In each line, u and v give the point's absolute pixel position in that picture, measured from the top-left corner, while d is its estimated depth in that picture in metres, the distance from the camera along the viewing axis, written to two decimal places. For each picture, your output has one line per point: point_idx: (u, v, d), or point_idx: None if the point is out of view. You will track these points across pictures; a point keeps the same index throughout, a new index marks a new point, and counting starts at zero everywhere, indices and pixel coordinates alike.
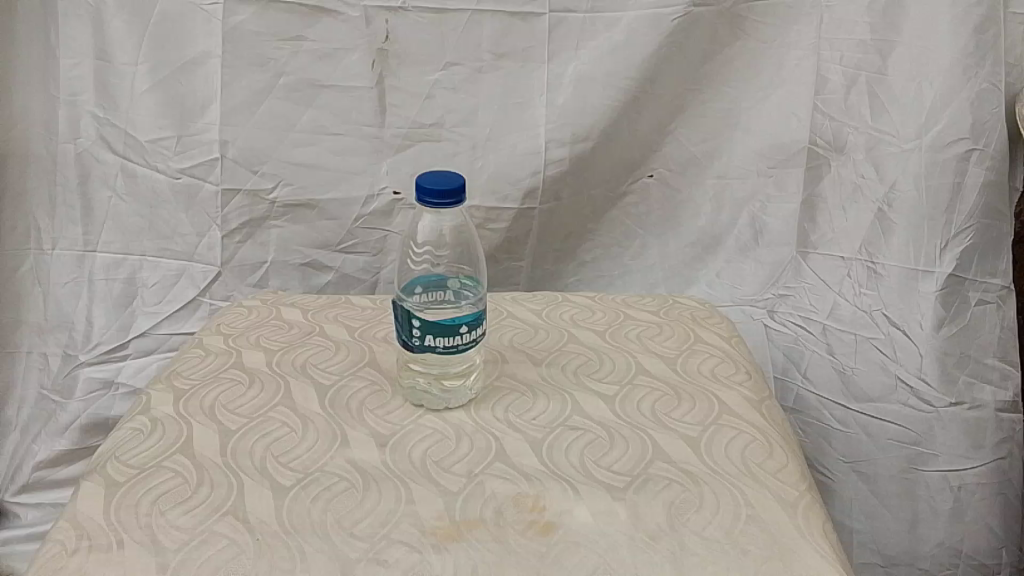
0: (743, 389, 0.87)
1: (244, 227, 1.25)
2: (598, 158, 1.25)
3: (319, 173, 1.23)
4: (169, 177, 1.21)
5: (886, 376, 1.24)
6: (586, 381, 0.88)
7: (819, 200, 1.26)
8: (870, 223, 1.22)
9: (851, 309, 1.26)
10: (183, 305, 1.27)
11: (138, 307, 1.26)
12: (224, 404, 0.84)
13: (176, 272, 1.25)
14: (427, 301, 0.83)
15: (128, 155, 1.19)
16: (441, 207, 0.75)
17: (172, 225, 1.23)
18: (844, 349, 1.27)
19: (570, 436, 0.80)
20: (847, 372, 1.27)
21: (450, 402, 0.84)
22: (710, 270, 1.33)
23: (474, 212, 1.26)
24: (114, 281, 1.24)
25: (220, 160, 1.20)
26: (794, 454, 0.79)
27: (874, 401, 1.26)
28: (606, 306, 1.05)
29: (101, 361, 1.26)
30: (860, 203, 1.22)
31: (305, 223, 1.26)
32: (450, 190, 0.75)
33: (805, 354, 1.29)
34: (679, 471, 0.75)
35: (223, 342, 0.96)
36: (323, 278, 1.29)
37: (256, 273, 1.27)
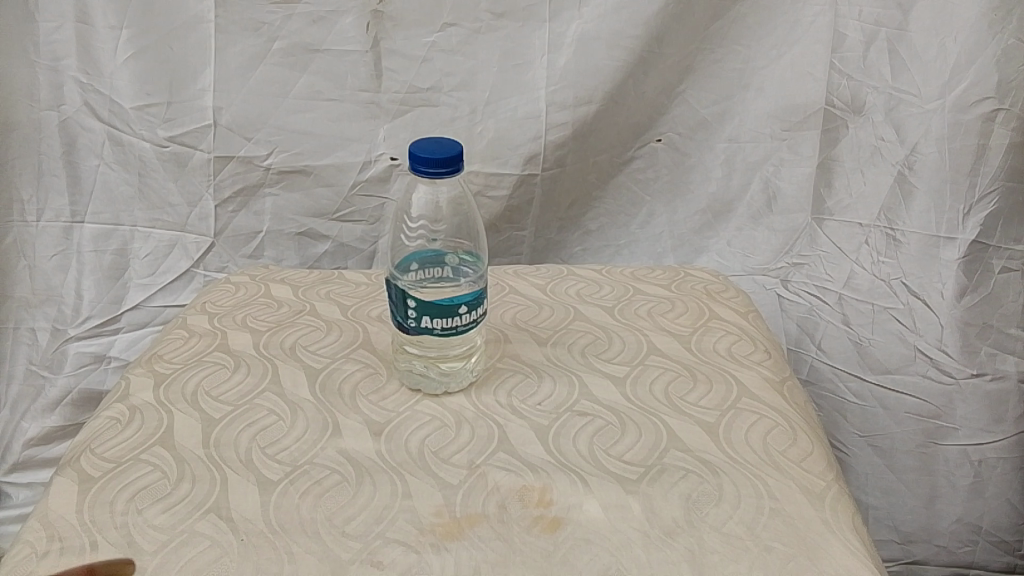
0: (762, 369, 0.81)
1: (237, 197, 1.19)
2: (603, 122, 1.18)
3: (312, 139, 1.16)
4: (156, 145, 1.14)
5: (904, 347, 1.20)
6: (595, 362, 0.83)
7: (836, 162, 1.18)
8: (889, 188, 1.15)
9: (869, 278, 1.20)
10: (176, 277, 1.22)
11: (130, 279, 1.21)
12: (207, 391, 0.78)
13: (169, 243, 1.20)
14: (424, 278, 0.77)
15: (114, 124, 1.13)
16: (436, 178, 0.69)
17: (162, 195, 1.17)
18: (861, 320, 1.22)
19: (578, 423, 0.74)
20: (865, 344, 1.22)
21: (450, 384, 0.78)
22: (720, 238, 1.26)
23: (473, 178, 1.20)
24: (103, 253, 1.19)
25: (213, 128, 1.14)
26: (819, 439, 0.74)
27: (890, 372, 1.22)
28: (613, 280, 0.99)
29: (91, 336, 1.21)
30: (878, 166, 1.15)
31: (300, 191, 1.19)
32: (445, 159, 0.69)
33: (820, 324, 1.24)
34: (696, 460, 0.70)
35: (208, 322, 0.90)
36: (320, 248, 1.24)
37: (251, 244, 1.22)
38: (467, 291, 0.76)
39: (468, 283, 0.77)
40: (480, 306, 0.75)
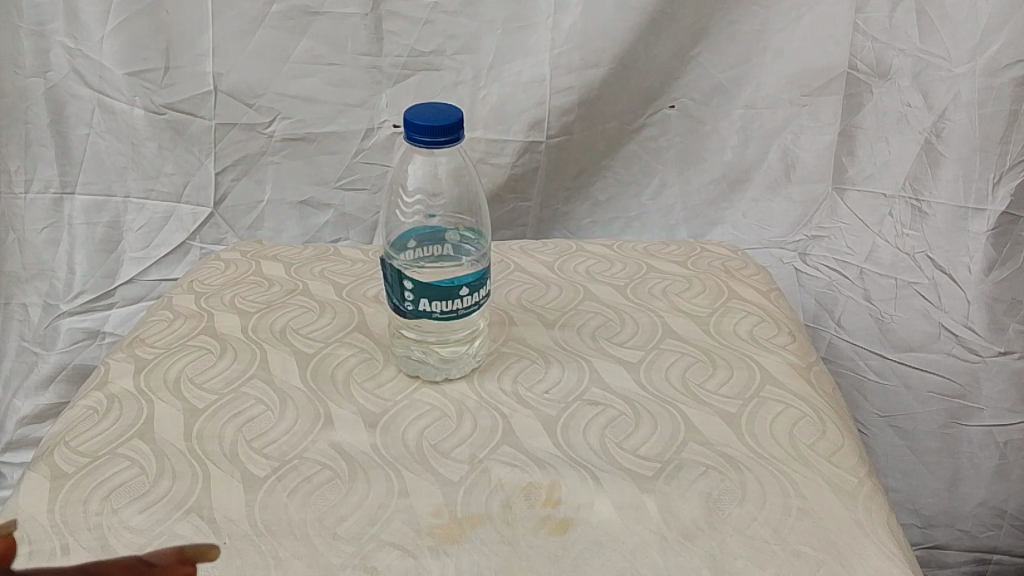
0: (786, 354, 0.75)
1: (238, 165, 1.13)
2: (611, 88, 1.11)
3: (317, 105, 1.10)
4: (151, 113, 1.08)
5: (929, 324, 1.14)
6: (606, 346, 0.77)
7: (857, 130, 1.11)
8: (915, 156, 1.08)
9: (892, 251, 1.13)
10: (172, 250, 1.17)
11: (124, 252, 1.16)
12: (191, 378, 0.73)
13: (164, 215, 1.15)
14: (422, 257, 0.72)
15: (106, 90, 1.06)
16: (435, 146, 0.63)
17: (156, 164, 1.11)
18: (883, 295, 1.15)
19: (588, 413, 0.69)
20: (886, 320, 1.16)
21: (452, 370, 0.73)
22: (736, 210, 1.20)
23: (475, 145, 1.13)
24: (95, 225, 1.13)
25: (214, 94, 1.08)
26: (848, 431, 0.68)
27: (912, 350, 1.16)
28: (625, 256, 0.93)
29: (85, 311, 1.17)
30: (904, 133, 1.08)
31: (303, 159, 1.14)
32: (445, 127, 0.63)
33: (839, 300, 1.18)
34: (716, 454, 0.64)
35: (193, 302, 0.85)
36: (321, 219, 1.18)
37: (250, 215, 1.17)
38: (468, 272, 0.71)
39: (470, 263, 0.71)
40: (483, 288, 0.70)
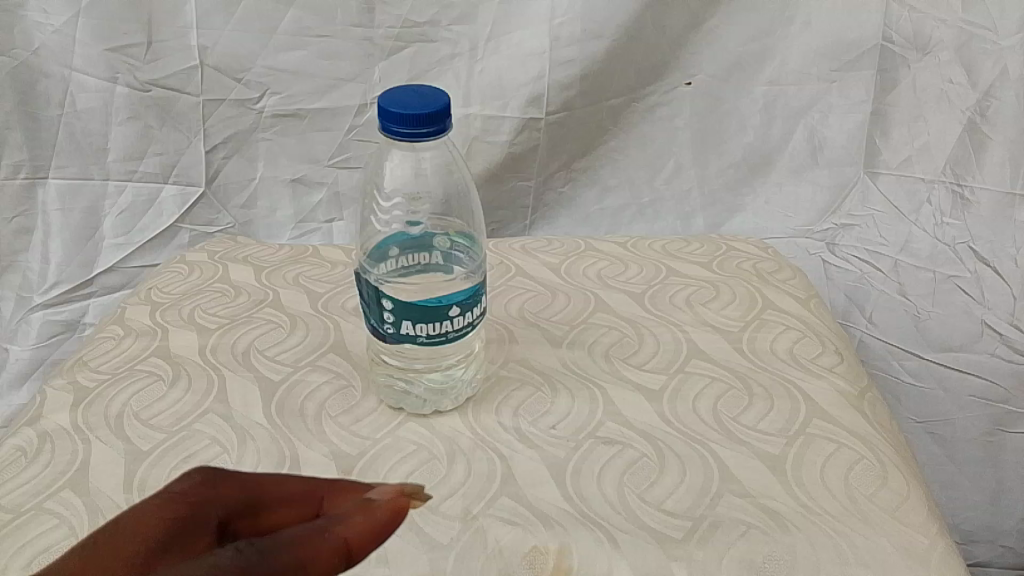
0: (835, 379, 0.64)
1: (229, 142, 1.02)
2: (618, 61, 1.00)
3: (305, 80, 0.99)
4: (136, 90, 0.97)
5: (970, 322, 1.01)
6: (622, 369, 0.66)
7: (890, 110, 1.00)
8: (957, 138, 0.97)
9: (930, 242, 1.02)
10: (159, 233, 1.05)
11: (104, 238, 1.04)
12: (137, 413, 0.62)
13: (148, 199, 1.03)
14: (404, 269, 0.60)
15: (81, 66, 0.96)
16: (418, 139, 0.52)
17: (138, 145, 1.00)
18: (920, 290, 1.02)
19: (603, 454, 0.58)
20: (923, 318, 1.02)
21: (438, 404, 0.62)
22: (757, 196, 1.08)
23: (471, 122, 1.02)
24: (72, 211, 1.02)
25: (200, 69, 0.97)
26: (912, 477, 0.57)
27: (953, 350, 1.02)
28: (643, 257, 0.82)
29: (60, 303, 1.05)
30: (945, 113, 0.97)
31: (295, 135, 1.02)
32: (428, 115, 0.52)
33: (871, 294, 1.04)
34: (759, 509, 0.54)
35: (147, 317, 0.74)
36: (315, 197, 1.06)
37: (243, 193, 1.05)
38: (460, 288, 0.60)
39: (462, 277, 0.60)
40: (477, 307, 0.59)
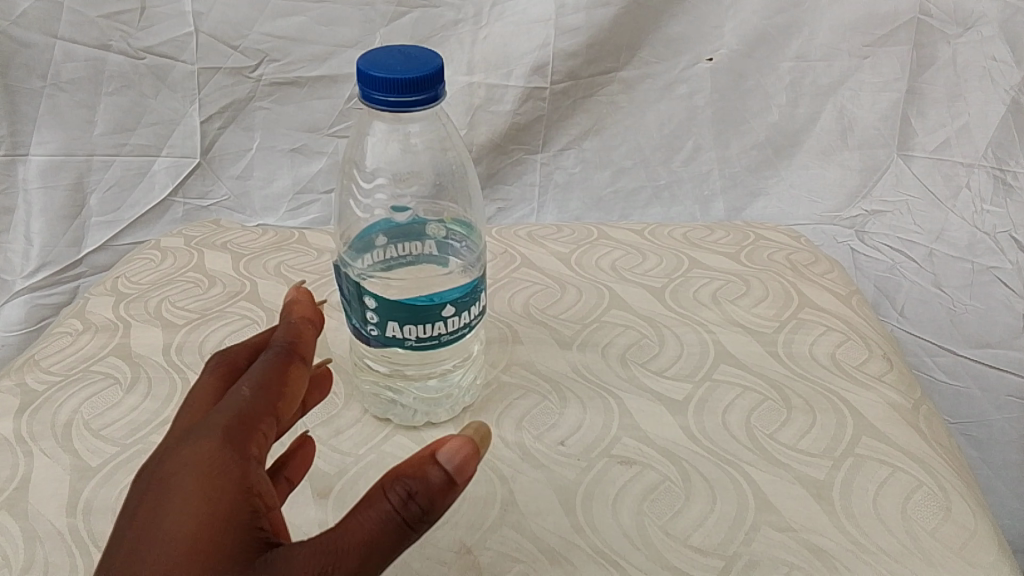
0: (885, 389, 0.56)
1: (225, 111, 0.95)
2: (631, 30, 0.92)
3: (304, 46, 0.92)
4: (131, 58, 0.91)
5: (1011, 316, 0.91)
6: (641, 376, 0.58)
7: (924, 91, 0.91)
8: (1001, 119, 0.88)
9: (968, 230, 0.92)
10: (151, 208, 1.00)
11: (90, 216, 0.99)
12: (90, 421, 0.55)
13: (138, 172, 0.98)
14: (391, 261, 0.53)
15: (68, 35, 0.89)
16: (405, 108, 0.44)
17: (130, 117, 0.94)
18: (956, 281, 0.93)
19: (619, 475, 0.50)
20: (958, 311, 0.94)
21: (428, 416, 0.54)
22: (781, 179, 1.00)
23: (474, 91, 0.94)
24: (55, 189, 0.96)
25: (196, 35, 0.90)
26: (976, 505, 0.50)
27: (990, 346, 0.93)
28: (663, 246, 0.74)
29: (46, 286, 1.00)
30: (988, 91, 0.88)
31: (295, 104, 0.95)
32: (416, 80, 0.43)
33: (903, 285, 0.96)
34: (802, 546, 0.46)
35: (111, 310, 0.66)
36: (314, 167, 1.00)
37: (239, 164, 0.99)
38: (456, 284, 0.52)
39: (459, 271, 0.53)
40: (475, 306, 0.50)
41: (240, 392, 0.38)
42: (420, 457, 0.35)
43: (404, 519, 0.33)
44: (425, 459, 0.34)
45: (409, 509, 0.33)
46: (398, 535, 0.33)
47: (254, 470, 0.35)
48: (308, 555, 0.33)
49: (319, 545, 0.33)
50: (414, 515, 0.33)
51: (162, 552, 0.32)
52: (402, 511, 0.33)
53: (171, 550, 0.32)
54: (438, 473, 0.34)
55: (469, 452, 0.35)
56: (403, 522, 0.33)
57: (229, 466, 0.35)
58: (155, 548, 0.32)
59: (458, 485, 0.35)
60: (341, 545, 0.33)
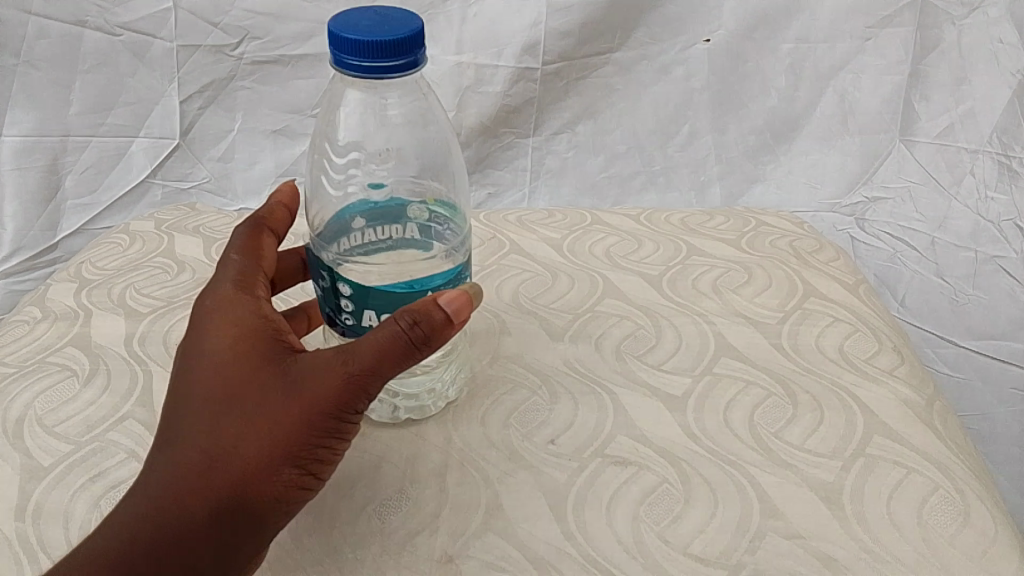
0: (898, 384, 0.53)
1: (205, 91, 0.92)
2: (628, 7, 0.89)
3: (288, 23, 0.89)
4: (107, 34, 0.88)
5: (1016, 308, 0.86)
6: (638, 370, 0.54)
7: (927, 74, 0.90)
8: (1007, 105, 0.87)
9: (971, 219, 0.90)
10: (127, 192, 0.96)
11: (64, 199, 0.94)
12: (43, 417, 0.51)
13: (114, 153, 0.94)
14: (368, 246, 0.49)
15: (42, 10, 0.86)
16: (380, 74, 0.40)
17: (106, 95, 0.91)
18: (959, 271, 0.89)
19: (614, 477, 0.47)
20: (961, 302, 0.88)
21: (410, 413, 0.51)
22: (780, 166, 0.96)
23: (463, 71, 0.91)
24: (28, 171, 0.92)
25: (175, 11, 0.88)
26: (997, 511, 0.46)
27: (993, 338, 0.85)
28: (659, 232, 0.70)
29: (20, 272, 0.93)
30: (994, 74, 0.87)
31: (277, 83, 0.93)
32: (394, 43, 0.39)
33: (905, 274, 0.90)
34: (811, 555, 0.42)
35: (72, 297, 0.62)
36: (297, 150, 0.96)
37: (219, 146, 0.96)
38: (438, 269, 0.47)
39: (441, 254, 0.48)
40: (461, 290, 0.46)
41: (232, 257, 0.47)
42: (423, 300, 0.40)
43: (409, 340, 0.39)
44: (426, 302, 0.40)
45: (414, 332, 0.39)
46: (404, 352, 0.39)
47: (264, 304, 0.44)
48: (326, 358, 0.40)
49: (337, 350, 0.40)
50: (417, 339, 0.39)
51: (207, 369, 0.41)
52: (407, 335, 0.39)
53: (213, 366, 0.41)
54: (439, 313, 0.39)
55: (464, 298, 0.40)
56: (408, 342, 0.39)
57: (243, 305, 0.43)
58: (201, 370, 0.41)
59: (457, 325, 0.40)
60: (353, 350, 0.40)
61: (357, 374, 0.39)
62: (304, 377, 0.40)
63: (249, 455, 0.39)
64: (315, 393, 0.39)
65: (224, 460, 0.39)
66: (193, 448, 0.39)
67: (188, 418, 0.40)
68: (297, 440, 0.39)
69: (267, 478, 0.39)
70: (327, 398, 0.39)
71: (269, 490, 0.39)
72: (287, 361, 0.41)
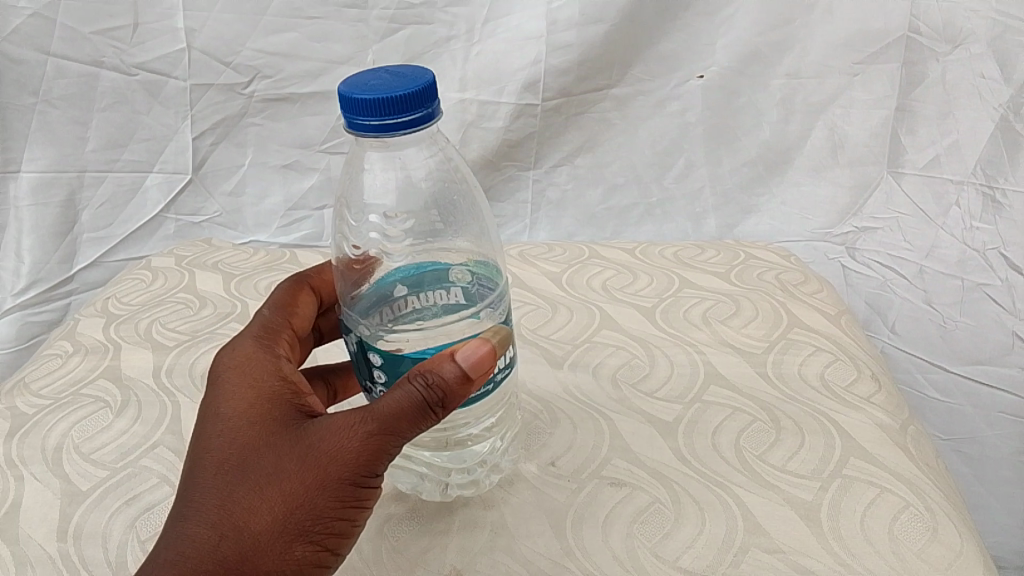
0: (874, 410, 0.56)
1: (217, 128, 0.98)
2: (622, 46, 0.93)
3: (296, 62, 0.94)
4: (123, 73, 0.94)
5: (1000, 334, 0.88)
6: (633, 397, 0.58)
7: (914, 108, 0.91)
8: (990, 137, 0.87)
9: (958, 248, 0.91)
10: (141, 226, 1.03)
11: (80, 233, 1.02)
12: (79, 445, 0.55)
13: (130, 188, 1.01)
14: (409, 315, 0.50)
15: (60, 51, 0.92)
16: (394, 129, 0.43)
17: (123, 132, 0.97)
18: (949, 300, 0.92)
19: (609, 497, 0.50)
20: (948, 327, 0.92)
21: (463, 489, 0.52)
22: (773, 197, 1.01)
23: (466, 107, 0.96)
24: (45, 206, 0.99)
25: (188, 52, 0.93)
26: (966, 529, 0.50)
27: (979, 363, 0.90)
28: (654, 266, 0.74)
29: (37, 304, 1.02)
30: (978, 108, 0.88)
31: (286, 120, 0.98)
32: (405, 99, 0.43)
33: (894, 301, 0.95)
34: (791, 568, 0.46)
35: (100, 330, 0.67)
36: (306, 183, 1.01)
37: (231, 180, 1.01)
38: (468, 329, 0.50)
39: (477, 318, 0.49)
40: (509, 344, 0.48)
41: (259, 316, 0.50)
42: (440, 355, 0.41)
43: (423, 402, 0.40)
44: (441, 357, 0.41)
45: (429, 394, 0.40)
46: (420, 410, 0.40)
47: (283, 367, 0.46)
48: (339, 423, 0.41)
49: (351, 412, 0.41)
50: (434, 396, 0.40)
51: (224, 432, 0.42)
52: (424, 393, 0.40)
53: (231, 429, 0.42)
54: (451, 370, 0.40)
55: (481, 353, 0.41)
56: (423, 403, 0.40)
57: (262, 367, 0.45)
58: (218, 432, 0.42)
59: (472, 382, 0.41)
60: (368, 410, 0.41)
61: (370, 435, 0.40)
62: (317, 439, 0.41)
63: (261, 526, 0.40)
64: (328, 457, 0.41)
65: (233, 532, 0.40)
66: (203, 521, 0.40)
67: (201, 489, 0.41)
68: (309, 506, 0.40)
69: (278, 548, 0.40)
70: (341, 460, 0.41)
71: (281, 563, 0.40)
72: (302, 427, 0.42)
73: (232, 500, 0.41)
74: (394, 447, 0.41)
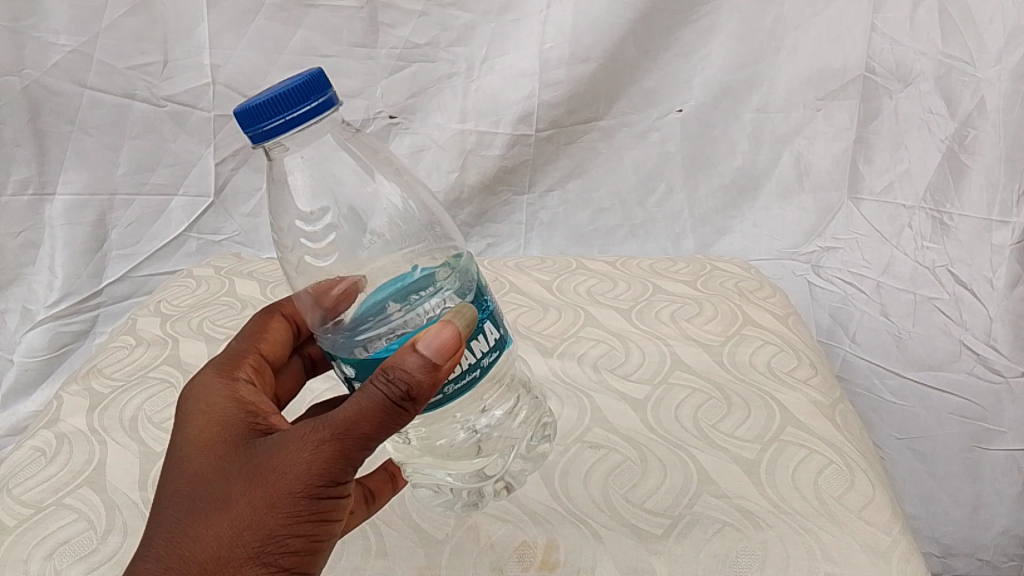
0: (809, 390, 0.68)
1: (237, 154, 1.10)
2: (603, 82, 1.06)
3: None
4: (153, 104, 1.06)
5: (948, 341, 1.00)
6: (610, 379, 0.70)
7: (873, 138, 1.04)
8: (937, 166, 1.00)
9: (912, 265, 1.04)
10: (165, 243, 1.15)
11: (110, 250, 1.14)
12: (149, 416, 0.67)
13: (157, 209, 1.13)
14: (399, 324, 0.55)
15: (94, 84, 1.04)
16: (297, 122, 0.46)
17: (151, 157, 1.10)
18: (902, 311, 1.04)
19: (589, 457, 0.62)
20: (903, 338, 1.02)
21: (491, 500, 0.59)
22: (745, 219, 1.13)
23: (466, 137, 1.09)
24: (78, 225, 1.11)
25: (213, 86, 1.05)
26: (881, 482, 0.60)
27: (929, 368, 1.00)
28: (631, 275, 0.87)
29: (68, 315, 1.14)
30: (925, 140, 1.00)
31: None
32: (294, 92, 0.46)
33: (854, 315, 1.06)
34: (733, 509, 0.57)
35: (157, 328, 0.78)
36: None
37: (251, 201, 1.14)
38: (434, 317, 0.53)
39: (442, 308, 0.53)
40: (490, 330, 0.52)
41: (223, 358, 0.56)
42: (404, 348, 0.44)
43: (382, 400, 0.43)
44: (404, 350, 0.44)
45: (386, 391, 0.43)
46: (377, 411, 0.43)
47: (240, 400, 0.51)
48: (290, 441, 0.45)
49: (308, 427, 0.45)
50: (395, 391, 0.43)
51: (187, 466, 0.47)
52: (385, 389, 0.43)
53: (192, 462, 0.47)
54: (413, 361, 0.43)
55: (441, 341, 0.44)
56: (381, 401, 0.43)
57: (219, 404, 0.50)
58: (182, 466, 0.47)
59: (435, 374, 0.44)
60: (323, 421, 0.45)
61: (322, 445, 0.44)
62: (270, 459, 0.45)
63: (208, 551, 0.43)
64: (278, 474, 0.44)
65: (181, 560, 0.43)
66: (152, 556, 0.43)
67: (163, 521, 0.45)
68: (261, 523, 0.44)
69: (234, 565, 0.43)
70: (292, 475, 0.44)
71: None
72: (257, 450, 0.46)
73: (182, 532, 0.44)
74: (351, 452, 0.44)
